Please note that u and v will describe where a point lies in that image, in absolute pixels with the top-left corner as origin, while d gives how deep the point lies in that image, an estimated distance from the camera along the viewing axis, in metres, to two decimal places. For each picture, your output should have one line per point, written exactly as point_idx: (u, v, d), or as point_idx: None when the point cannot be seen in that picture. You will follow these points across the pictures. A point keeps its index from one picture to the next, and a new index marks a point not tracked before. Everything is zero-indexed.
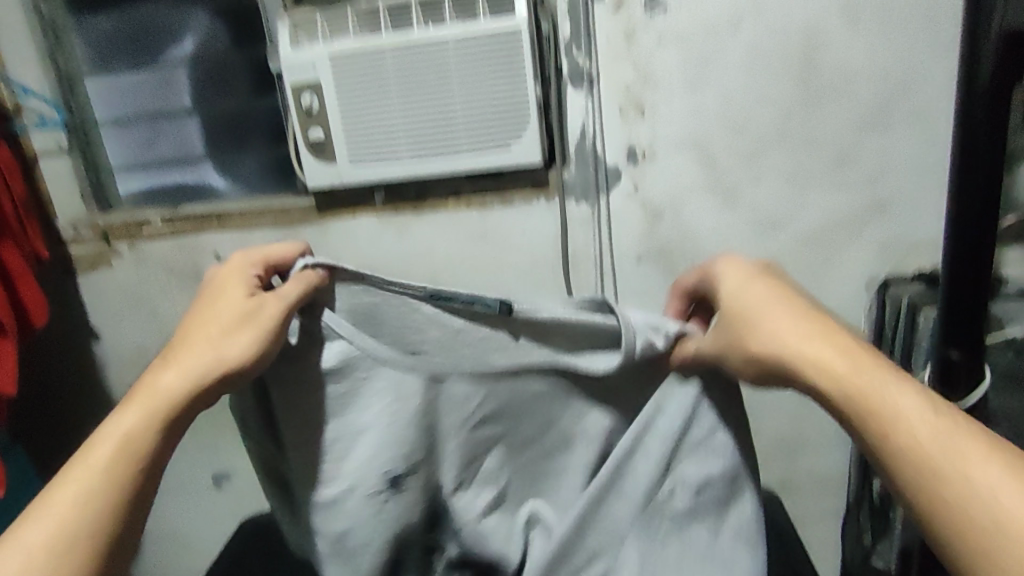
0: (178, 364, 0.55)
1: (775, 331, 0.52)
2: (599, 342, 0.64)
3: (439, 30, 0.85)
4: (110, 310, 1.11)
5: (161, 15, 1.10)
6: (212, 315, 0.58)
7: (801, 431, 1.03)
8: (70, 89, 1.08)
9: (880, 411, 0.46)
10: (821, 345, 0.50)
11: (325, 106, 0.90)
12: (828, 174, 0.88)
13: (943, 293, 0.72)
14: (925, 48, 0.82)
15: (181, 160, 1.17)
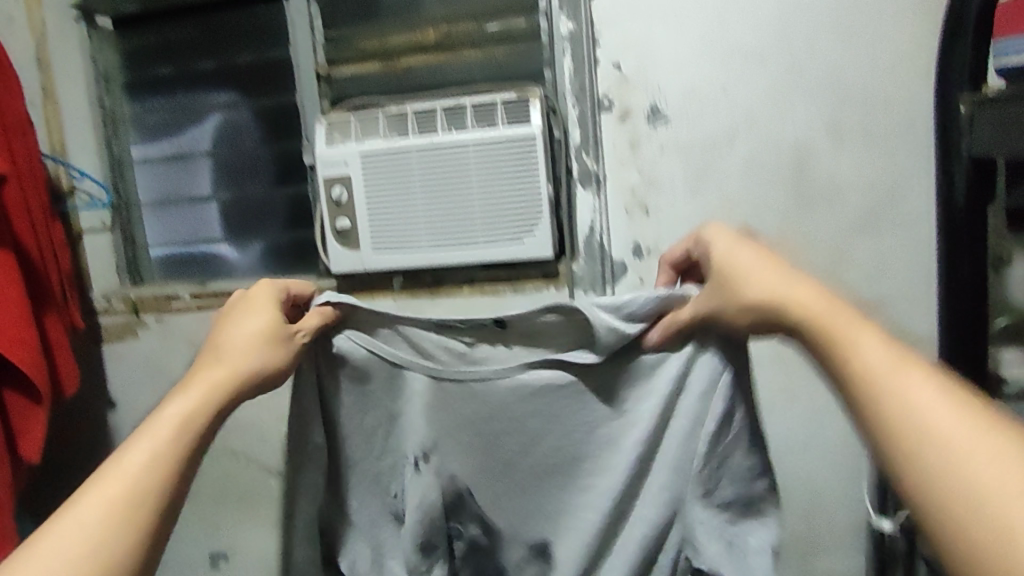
0: (186, 387, 0.57)
1: (761, 280, 0.56)
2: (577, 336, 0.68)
3: (462, 135, 0.94)
4: (131, 382, 1.15)
5: (194, 104, 1.18)
6: (251, 326, 0.62)
7: (813, 534, 1.00)
8: (120, 173, 1.18)
9: (849, 345, 0.49)
10: (812, 305, 0.53)
11: (353, 198, 0.98)
12: (824, 275, 0.92)
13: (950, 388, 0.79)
14: (908, 162, 0.88)
15: (203, 242, 1.22)
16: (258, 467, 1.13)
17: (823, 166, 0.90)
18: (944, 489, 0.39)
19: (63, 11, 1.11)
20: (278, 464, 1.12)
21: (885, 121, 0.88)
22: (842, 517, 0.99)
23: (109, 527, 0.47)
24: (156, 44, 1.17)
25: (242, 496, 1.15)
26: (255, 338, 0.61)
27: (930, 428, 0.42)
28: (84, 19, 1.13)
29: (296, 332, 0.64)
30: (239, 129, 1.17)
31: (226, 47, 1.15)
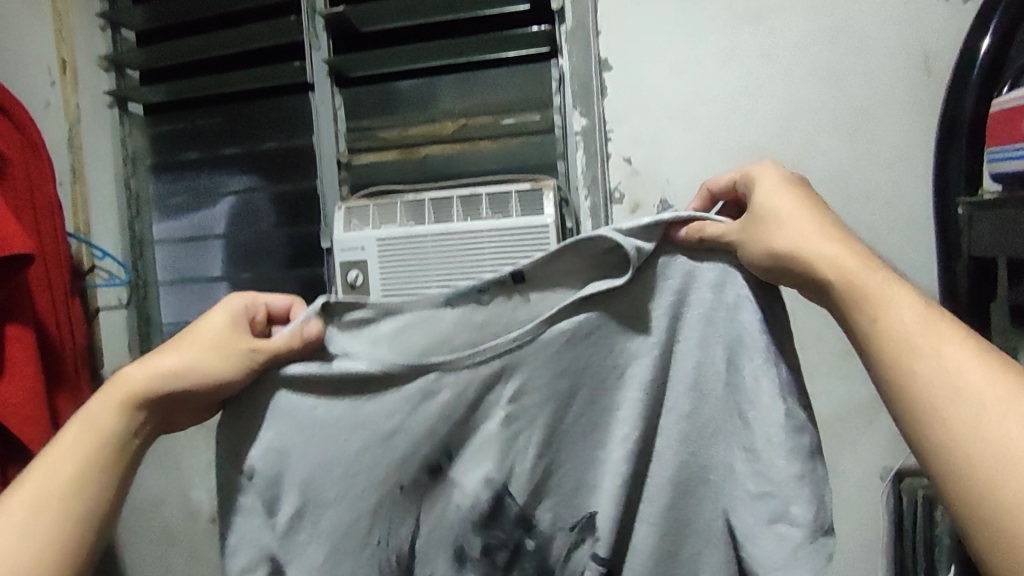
0: (146, 360, 0.56)
1: (783, 225, 0.51)
2: (603, 269, 0.58)
3: (476, 223, 0.96)
4: None
5: (212, 182, 1.23)
6: (197, 329, 0.56)
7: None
8: (140, 253, 1.22)
9: (876, 302, 0.46)
10: (836, 250, 0.49)
11: (368, 283, 1.00)
12: (834, 365, 0.92)
13: None
14: (911, 254, 0.90)
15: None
16: None
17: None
18: (957, 434, 0.39)
19: (98, 97, 1.19)
20: None
21: (886, 216, 0.90)
22: None
23: (70, 494, 0.52)
24: (185, 130, 1.23)
25: None
26: (212, 336, 0.55)
27: (956, 380, 0.41)
28: (117, 105, 1.20)
29: (252, 347, 0.55)
30: (258, 213, 1.20)
31: (251, 134, 1.20)
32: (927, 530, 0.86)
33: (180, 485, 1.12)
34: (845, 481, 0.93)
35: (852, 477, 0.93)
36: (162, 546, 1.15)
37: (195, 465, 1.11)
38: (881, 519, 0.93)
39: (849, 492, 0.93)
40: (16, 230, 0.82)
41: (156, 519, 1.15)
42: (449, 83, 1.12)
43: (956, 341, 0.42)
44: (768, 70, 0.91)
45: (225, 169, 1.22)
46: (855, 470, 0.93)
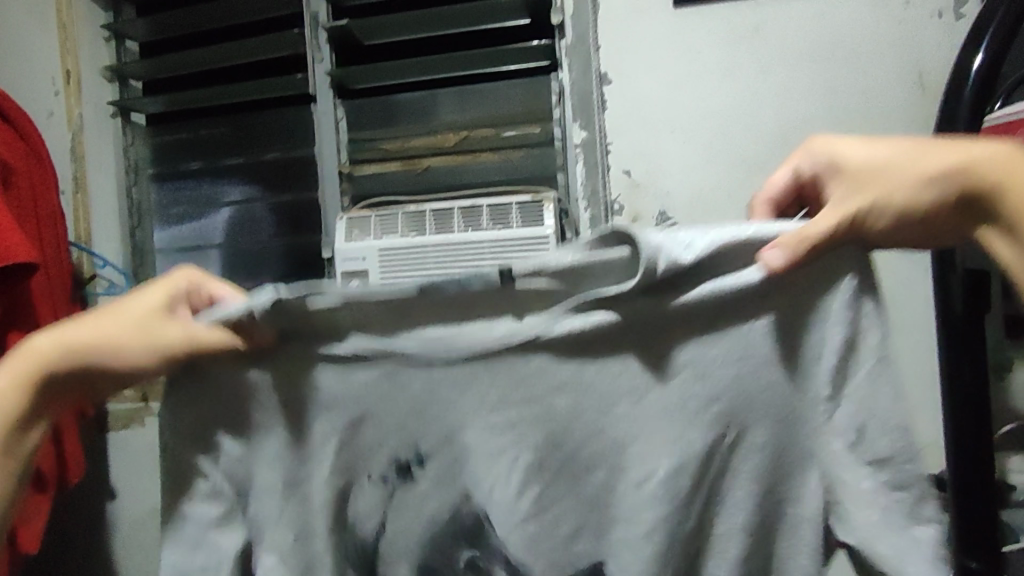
0: (60, 330, 0.50)
1: (908, 165, 0.43)
2: (616, 272, 0.47)
3: (477, 234, 0.97)
4: (133, 469, 1.14)
5: (209, 191, 1.23)
6: (120, 314, 0.49)
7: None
8: (141, 261, 1.24)
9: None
10: (980, 164, 0.41)
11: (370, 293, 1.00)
12: None
13: (954, 494, 0.65)
14: None
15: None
16: None
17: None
18: None
19: (101, 108, 1.20)
20: None
21: None
22: None
23: None
24: (187, 139, 1.24)
25: None
26: (135, 326, 0.49)
27: None
28: (120, 115, 1.22)
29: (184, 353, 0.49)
30: (256, 222, 1.21)
31: (252, 145, 1.21)
32: None
33: None
34: None
35: None
36: (159, 559, 1.14)
37: None
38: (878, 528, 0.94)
39: None
40: (20, 239, 0.83)
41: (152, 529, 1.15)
42: (450, 94, 1.13)
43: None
44: (765, 85, 0.93)
45: (222, 179, 1.23)
46: None
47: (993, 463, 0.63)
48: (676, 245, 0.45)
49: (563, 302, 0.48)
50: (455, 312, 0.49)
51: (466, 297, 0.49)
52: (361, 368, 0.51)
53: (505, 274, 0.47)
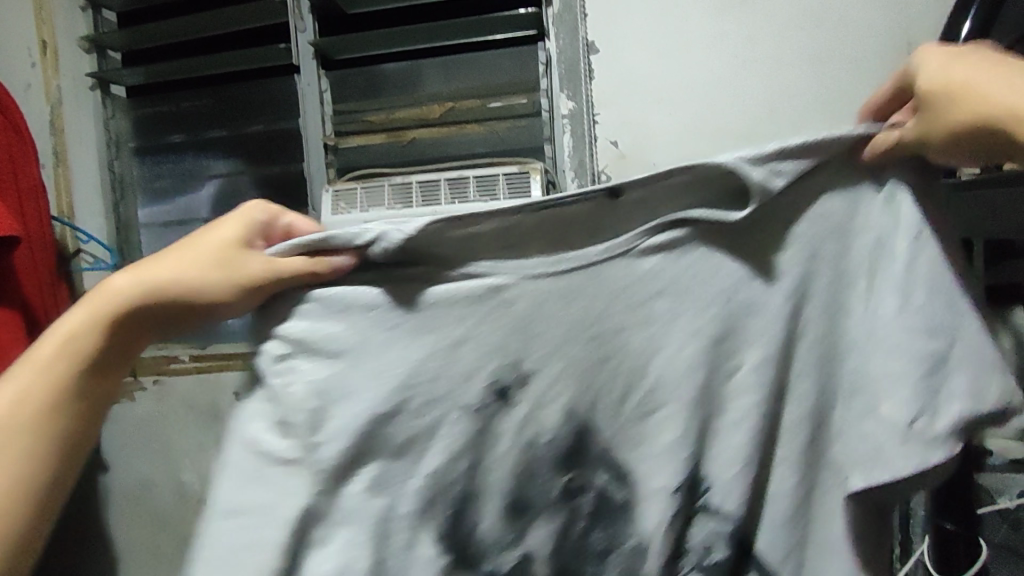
0: (136, 267, 0.49)
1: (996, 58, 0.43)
2: (713, 198, 0.48)
3: (464, 204, 0.97)
4: (126, 442, 1.15)
5: (194, 164, 1.22)
6: (202, 244, 0.49)
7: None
8: (125, 236, 1.21)
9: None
10: None
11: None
12: None
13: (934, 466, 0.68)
14: None
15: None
16: None
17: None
18: None
19: (80, 80, 1.18)
20: None
21: None
22: None
23: (42, 420, 0.47)
24: (169, 112, 1.22)
25: None
26: (218, 254, 0.48)
27: None
28: (99, 87, 1.19)
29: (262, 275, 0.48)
30: (242, 195, 1.20)
31: (236, 117, 1.19)
32: None
33: (171, 467, 1.13)
34: None
35: None
36: (152, 532, 1.15)
37: (186, 448, 1.11)
38: None
39: None
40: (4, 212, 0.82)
41: (144, 503, 1.15)
42: (435, 65, 1.11)
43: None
44: (753, 51, 0.92)
45: (208, 153, 1.22)
46: None
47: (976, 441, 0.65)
48: (762, 157, 0.46)
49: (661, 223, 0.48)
50: (555, 244, 0.49)
51: (584, 219, 0.49)
52: (471, 282, 0.48)
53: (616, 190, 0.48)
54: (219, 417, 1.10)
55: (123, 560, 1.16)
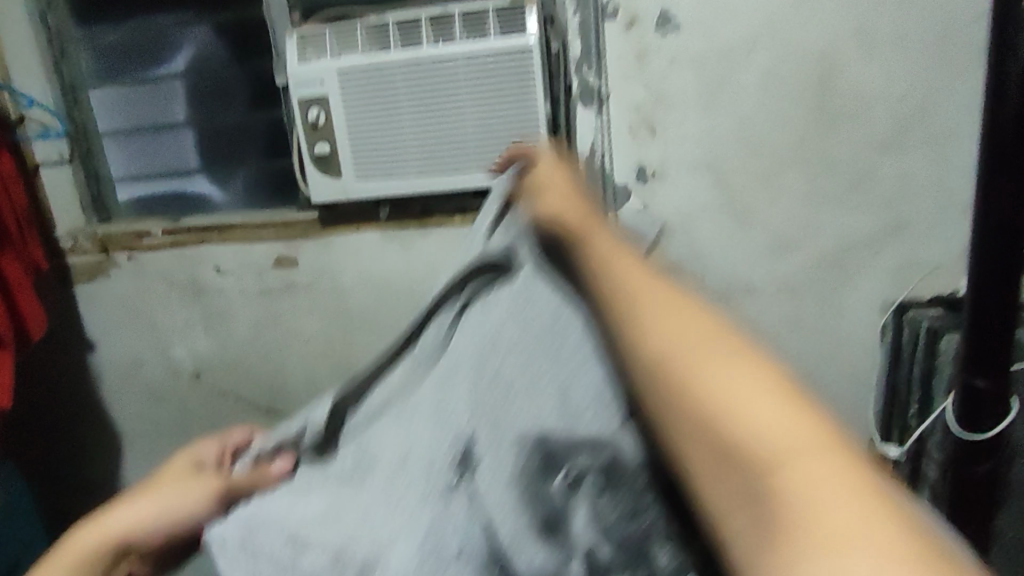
0: (98, 519, 0.52)
1: (609, 262, 0.37)
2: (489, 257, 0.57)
3: (448, 47, 0.89)
4: (108, 320, 1.08)
5: (154, 21, 1.10)
6: (166, 488, 0.54)
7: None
8: (74, 98, 1.06)
9: (719, 431, 0.27)
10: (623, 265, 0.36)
11: (336, 148, 0.94)
12: (843, 197, 0.94)
13: (970, 329, 0.83)
14: (929, 81, 0.89)
15: (182, 171, 1.17)
16: (247, 404, 1.09)
17: (782, 89, 0.91)
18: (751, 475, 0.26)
19: None
20: (268, 401, 1.09)
21: (915, 25, 0.87)
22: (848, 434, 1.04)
23: None
24: None
25: None
26: (179, 487, 0.54)
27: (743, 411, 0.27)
28: None
29: (220, 487, 0.54)
30: (209, 55, 1.12)
31: None
32: (927, 360, 0.93)
33: (162, 344, 1.08)
34: (843, 312, 0.99)
35: (848, 309, 0.99)
36: (148, 410, 1.11)
37: (174, 323, 1.06)
38: (875, 350, 1.00)
39: (843, 317, 0.99)
40: None
41: (136, 380, 1.10)
42: None
43: (874, 507, 0.23)
44: None
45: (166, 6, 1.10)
46: (853, 303, 0.98)
47: (1013, 300, 0.80)
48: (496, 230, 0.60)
49: (507, 274, 0.55)
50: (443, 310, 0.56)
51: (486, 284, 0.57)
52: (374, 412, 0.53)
53: (505, 267, 0.55)
54: (201, 292, 1.05)
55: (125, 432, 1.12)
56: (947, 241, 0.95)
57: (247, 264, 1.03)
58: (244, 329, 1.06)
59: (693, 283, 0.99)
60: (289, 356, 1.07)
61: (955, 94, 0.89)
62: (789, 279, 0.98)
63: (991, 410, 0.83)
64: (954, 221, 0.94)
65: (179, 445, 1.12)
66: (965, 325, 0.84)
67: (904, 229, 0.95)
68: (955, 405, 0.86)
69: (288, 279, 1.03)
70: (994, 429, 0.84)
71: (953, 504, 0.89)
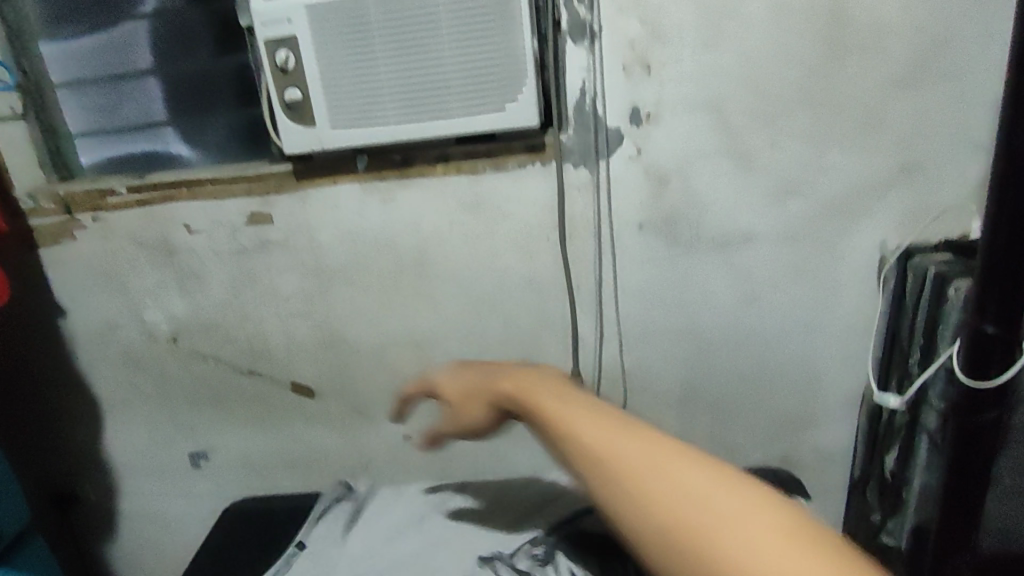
0: None
1: (548, 401, 0.51)
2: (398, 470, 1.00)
3: None
4: (76, 283, 1.02)
5: None
6: None
7: (755, 402, 1.03)
8: (23, 49, 1.00)
9: (644, 490, 0.40)
10: (568, 405, 0.49)
11: (309, 94, 0.87)
12: (850, 137, 0.89)
13: (983, 276, 0.79)
14: (948, 8, 0.83)
15: (151, 123, 1.07)
16: (227, 367, 1.05)
17: (788, 20, 0.84)
18: None
19: None
20: (248, 363, 1.05)
21: None
22: (844, 386, 1.01)
23: None
24: None
25: (215, 395, 1.07)
26: None
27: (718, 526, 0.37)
28: None
29: None
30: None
31: None
32: (933, 307, 0.88)
33: (136, 308, 1.02)
34: (846, 260, 0.94)
35: (850, 256, 0.94)
36: (126, 376, 1.06)
37: (147, 285, 1.01)
38: (875, 298, 0.96)
39: (846, 266, 0.95)
40: None
41: (111, 345, 1.05)
42: None
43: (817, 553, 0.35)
44: None
45: None
46: (856, 249, 0.94)
47: None
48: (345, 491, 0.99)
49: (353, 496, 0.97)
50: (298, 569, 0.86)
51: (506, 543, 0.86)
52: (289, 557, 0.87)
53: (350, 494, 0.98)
54: (174, 252, 0.99)
55: (104, 398, 1.08)
56: (957, 182, 0.90)
57: (218, 221, 0.97)
58: (220, 290, 1.01)
59: (687, 233, 0.94)
60: (268, 317, 1.02)
61: (975, 22, 0.83)
62: (789, 226, 0.93)
63: (998, 357, 0.81)
64: (965, 161, 0.89)
65: (159, 410, 1.08)
66: (978, 270, 0.79)
67: (912, 171, 0.90)
68: (961, 352, 0.83)
69: (263, 237, 0.98)
70: (1000, 377, 0.82)
71: (950, 453, 0.87)
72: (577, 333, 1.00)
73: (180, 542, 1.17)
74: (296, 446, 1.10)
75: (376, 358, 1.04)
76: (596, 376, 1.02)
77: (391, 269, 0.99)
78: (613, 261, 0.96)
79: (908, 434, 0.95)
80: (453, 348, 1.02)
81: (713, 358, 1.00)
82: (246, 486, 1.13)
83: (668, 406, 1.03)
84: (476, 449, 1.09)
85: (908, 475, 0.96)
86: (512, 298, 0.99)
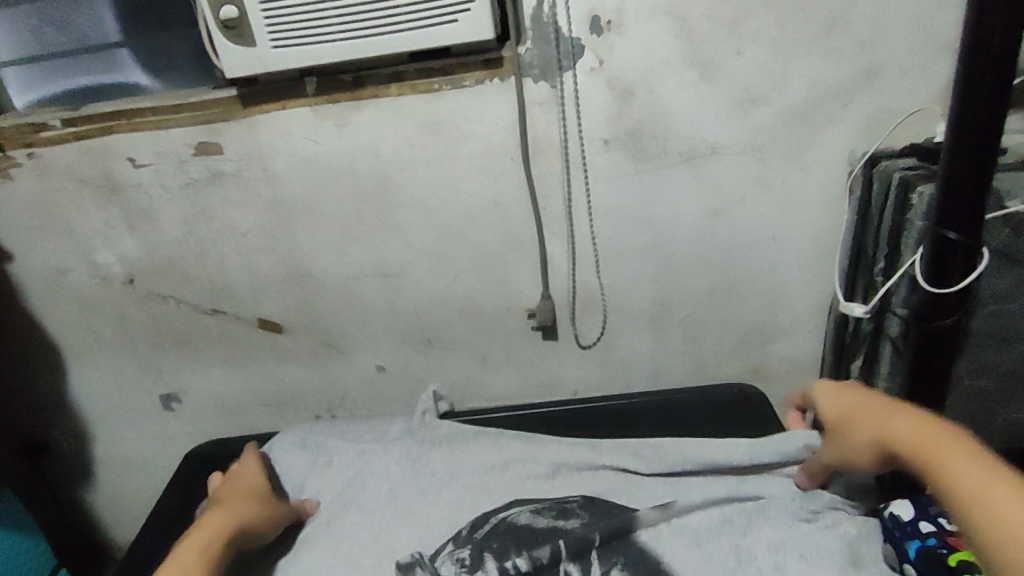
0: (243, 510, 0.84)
1: (855, 408, 0.73)
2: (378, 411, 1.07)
3: None
4: (18, 226, 0.97)
5: None
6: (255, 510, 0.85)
7: (725, 318, 1.03)
8: None
9: (953, 490, 0.60)
10: (895, 408, 0.70)
11: (244, 11, 0.81)
12: (816, 40, 0.86)
13: (945, 180, 0.78)
14: None
15: (98, 47, 0.98)
16: (188, 307, 1.03)
17: None
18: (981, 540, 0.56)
19: None
20: (210, 302, 1.02)
21: None
22: (811, 298, 1.01)
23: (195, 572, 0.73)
24: None
25: (180, 337, 1.05)
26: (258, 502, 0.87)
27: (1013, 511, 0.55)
28: None
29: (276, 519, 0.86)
30: None
31: None
32: (897, 215, 0.87)
33: (85, 250, 0.98)
34: (813, 171, 0.93)
35: (817, 166, 0.93)
36: (83, 320, 1.03)
37: (94, 225, 0.97)
38: (843, 209, 0.96)
39: (814, 177, 0.93)
40: None
41: (64, 291, 1.01)
42: None
43: None
44: None
45: None
46: (823, 159, 0.92)
47: (992, 141, 0.75)
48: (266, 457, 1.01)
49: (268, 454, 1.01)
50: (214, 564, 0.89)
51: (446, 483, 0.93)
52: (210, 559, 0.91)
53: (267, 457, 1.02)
54: (118, 188, 0.94)
55: (64, 345, 1.05)
56: (926, 82, 0.88)
57: (163, 153, 0.92)
58: (173, 227, 0.97)
59: (653, 149, 0.92)
60: (226, 254, 0.99)
61: None
62: (756, 137, 0.91)
63: (960, 262, 0.80)
64: (933, 61, 0.87)
65: (123, 354, 1.06)
66: (941, 175, 0.79)
67: (879, 74, 0.87)
68: (924, 257, 0.82)
69: (212, 168, 0.93)
70: (962, 281, 0.81)
71: (915, 359, 0.88)
72: (546, 255, 0.98)
73: (159, 484, 1.17)
74: (270, 384, 1.09)
75: (343, 290, 1.01)
76: (566, 299, 1.01)
77: (351, 197, 0.95)
78: (580, 181, 0.93)
79: (874, 342, 0.96)
80: (421, 277, 1.00)
81: (683, 276, 1.00)
82: (222, 426, 1.12)
83: (639, 325, 1.03)
84: (451, 378, 1.09)
85: (872, 382, 0.98)
86: (479, 223, 0.96)
